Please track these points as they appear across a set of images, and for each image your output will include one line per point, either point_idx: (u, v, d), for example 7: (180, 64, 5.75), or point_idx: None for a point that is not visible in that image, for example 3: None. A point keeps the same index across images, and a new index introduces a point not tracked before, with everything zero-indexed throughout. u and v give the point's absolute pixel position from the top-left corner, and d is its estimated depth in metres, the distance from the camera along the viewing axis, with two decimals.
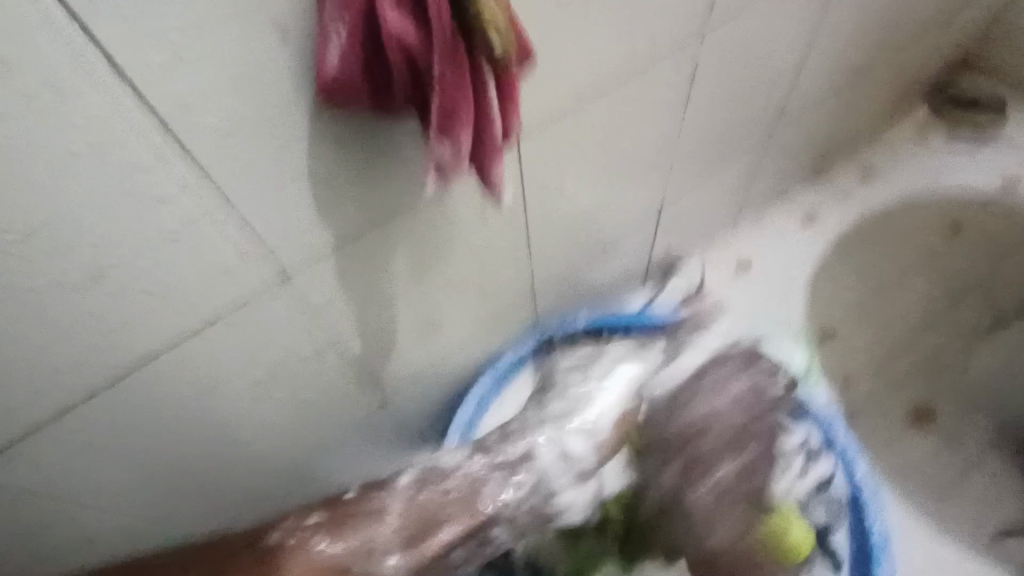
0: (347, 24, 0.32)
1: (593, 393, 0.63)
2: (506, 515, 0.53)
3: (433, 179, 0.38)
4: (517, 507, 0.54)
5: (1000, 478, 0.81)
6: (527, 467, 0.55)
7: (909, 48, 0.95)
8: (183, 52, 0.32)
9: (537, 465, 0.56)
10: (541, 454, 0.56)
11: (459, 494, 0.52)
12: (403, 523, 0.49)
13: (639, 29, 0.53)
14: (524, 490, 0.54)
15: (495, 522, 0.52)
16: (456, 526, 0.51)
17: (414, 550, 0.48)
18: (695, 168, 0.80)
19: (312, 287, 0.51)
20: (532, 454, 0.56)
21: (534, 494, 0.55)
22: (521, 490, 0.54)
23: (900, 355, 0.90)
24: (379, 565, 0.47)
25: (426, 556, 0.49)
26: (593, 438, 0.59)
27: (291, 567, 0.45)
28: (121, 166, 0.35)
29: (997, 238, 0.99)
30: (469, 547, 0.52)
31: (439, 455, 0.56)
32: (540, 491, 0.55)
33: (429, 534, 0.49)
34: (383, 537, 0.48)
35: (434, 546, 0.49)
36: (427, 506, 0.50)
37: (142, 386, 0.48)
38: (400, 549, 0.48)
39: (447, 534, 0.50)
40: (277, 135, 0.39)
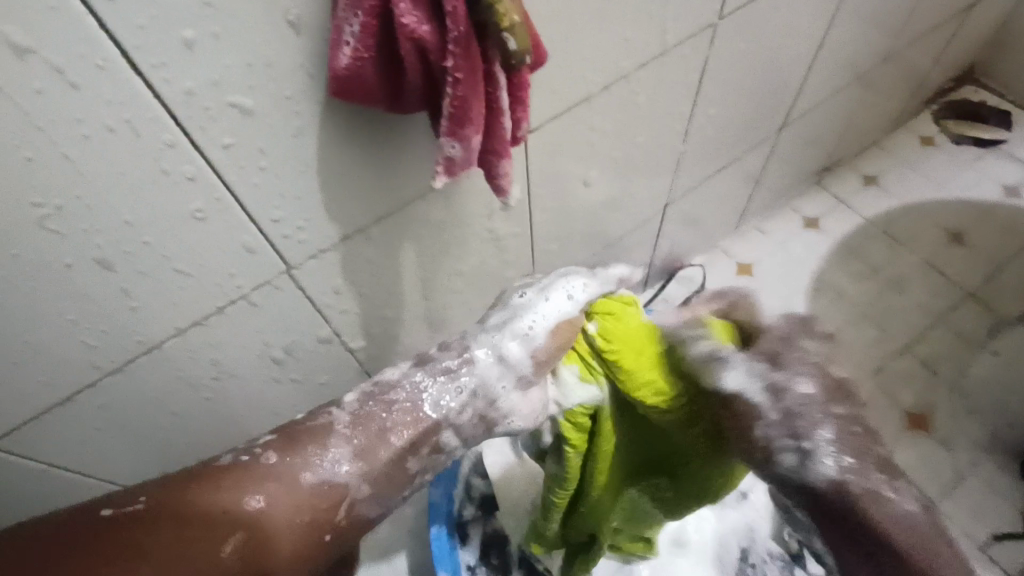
0: (362, 19, 0.32)
1: (533, 298, 0.49)
2: (453, 419, 0.44)
3: (441, 176, 0.38)
4: (464, 409, 0.44)
5: (994, 487, 0.81)
6: (468, 370, 0.45)
7: (918, 55, 0.95)
8: (197, 44, 0.32)
9: (477, 368, 0.45)
10: (478, 362, 0.45)
11: (407, 411, 0.43)
12: (357, 436, 0.41)
13: (651, 31, 0.53)
14: (465, 392, 0.44)
15: (441, 427, 0.43)
16: (402, 434, 0.42)
17: (365, 455, 0.40)
18: (701, 170, 0.81)
19: (318, 280, 0.51)
20: (469, 360, 0.45)
21: (476, 398, 0.45)
22: (461, 394, 0.44)
23: (899, 361, 0.91)
24: (327, 476, 0.39)
25: (381, 462, 0.41)
26: (533, 344, 0.47)
27: (242, 487, 0.37)
28: (133, 156, 0.35)
29: (999, 247, 0.99)
30: (421, 457, 0.43)
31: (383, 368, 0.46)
32: (483, 396, 0.45)
33: (380, 448, 0.41)
34: (332, 456, 0.40)
35: (384, 455, 0.41)
36: (374, 424, 0.42)
37: (146, 374, 0.48)
38: (346, 452, 0.40)
39: (393, 442, 0.41)
40: (289, 128, 0.39)
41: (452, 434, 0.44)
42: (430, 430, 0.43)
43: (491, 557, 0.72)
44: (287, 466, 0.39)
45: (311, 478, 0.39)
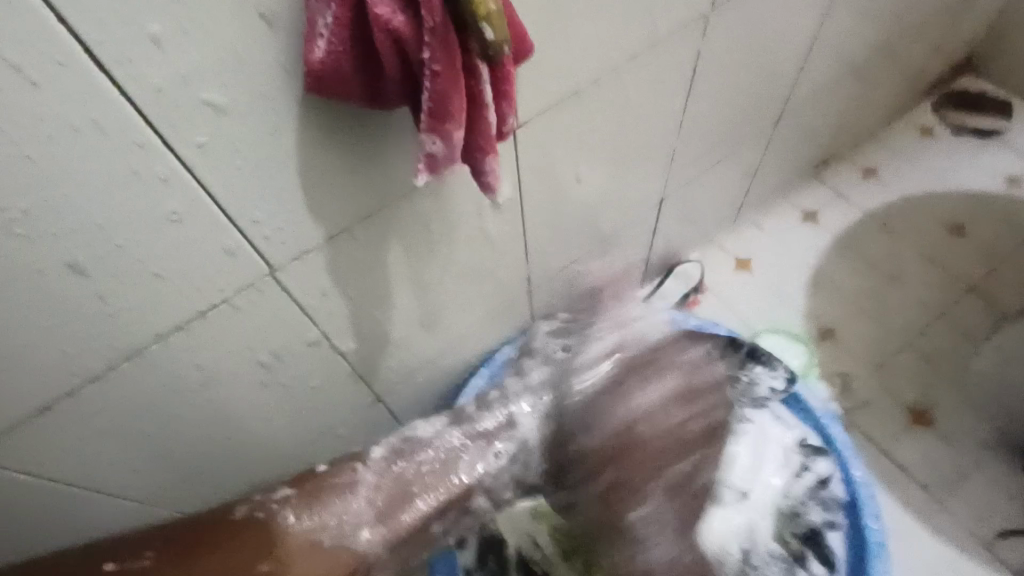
0: (336, 11, 0.31)
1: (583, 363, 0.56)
2: (487, 483, 0.49)
3: (423, 174, 0.36)
4: (499, 475, 0.50)
5: (998, 482, 0.80)
6: (506, 436, 0.51)
7: (915, 44, 0.94)
8: (164, 39, 0.31)
9: (517, 432, 0.52)
10: (521, 423, 0.52)
11: (430, 472, 0.48)
12: (375, 499, 0.46)
13: (641, 22, 0.52)
14: (501, 461, 0.50)
15: (475, 494, 0.49)
16: (438, 495, 0.48)
17: (389, 517, 0.46)
18: (696, 165, 0.79)
19: (303, 282, 0.50)
20: (511, 422, 0.52)
21: (514, 463, 0.50)
22: (497, 459, 0.50)
23: (901, 356, 0.89)
24: (353, 538, 0.45)
25: (403, 526, 0.46)
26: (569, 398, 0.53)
27: (270, 540, 0.43)
28: (104, 157, 0.34)
29: (1000, 239, 0.98)
30: (446, 521, 0.48)
31: (413, 425, 0.52)
32: (521, 459, 0.51)
33: (401, 509, 0.47)
34: (359, 519, 0.46)
35: (409, 519, 0.47)
36: (399, 518, 0.46)
37: (129, 380, 0.47)
38: (370, 518, 0.46)
39: (425, 504, 0.47)
40: (265, 126, 0.38)
41: (489, 494, 0.50)
42: (465, 495, 0.48)
43: (487, 561, 0.72)
44: (311, 523, 0.45)
45: (359, 539, 0.45)
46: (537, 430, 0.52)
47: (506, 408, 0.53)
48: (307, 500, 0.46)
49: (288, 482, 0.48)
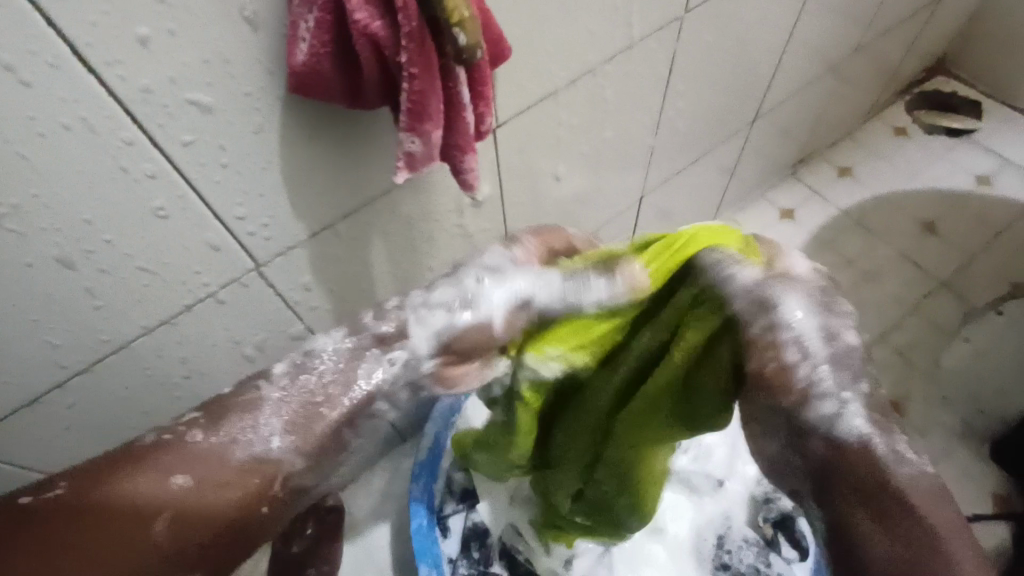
0: (317, 15, 0.32)
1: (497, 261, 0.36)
2: (388, 391, 0.34)
3: (402, 172, 0.38)
4: (398, 385, 0.34)
5: (964, 470, 0.83)
6: (405, 341, 0.34)
7: (888, 46, 0.97)
8: (151, 41, 0.32)
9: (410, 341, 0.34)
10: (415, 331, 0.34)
11: (332, 381, 0.33)
12: (287, 411, 0.32)
13: (617, 25, 0.54)
14: (397, 365, 0.34)
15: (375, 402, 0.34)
16: (338, 406, 0.33)
17: (303, 429, 0.32)
18: (674, 163, 0.81)
19: (287, 277, 0.51)
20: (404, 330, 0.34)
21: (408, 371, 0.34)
22: (397, 370, 0.34)
23: (873, 349, 0.92)
24: (260, 448, 0.31)
25: (317, 436, 0.32)
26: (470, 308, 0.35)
27: (161, 472, 0.30)
28: (90, 154, 0.35)
29: (970, 236, 1.01)
30: (359, 433, 0.34)
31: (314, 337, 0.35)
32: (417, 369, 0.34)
33: (315, 425, 0.33)
34: (263, 430, 0.32)
35: (315, 428, 0.32)
36: (300, 396, 0.33)
37: (116, 373, 0.48)
38: (279, 422, 0.32)
39: (330, 417, 0.33)
40: (250, 126, 0.39)
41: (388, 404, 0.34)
42: (362, 407, 0.33)
43: (471, 550, 0.70)
44: (211, 445, 0.31)
45: (239, 453, 0.31)
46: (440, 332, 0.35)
47: (404, 311, 0.35)
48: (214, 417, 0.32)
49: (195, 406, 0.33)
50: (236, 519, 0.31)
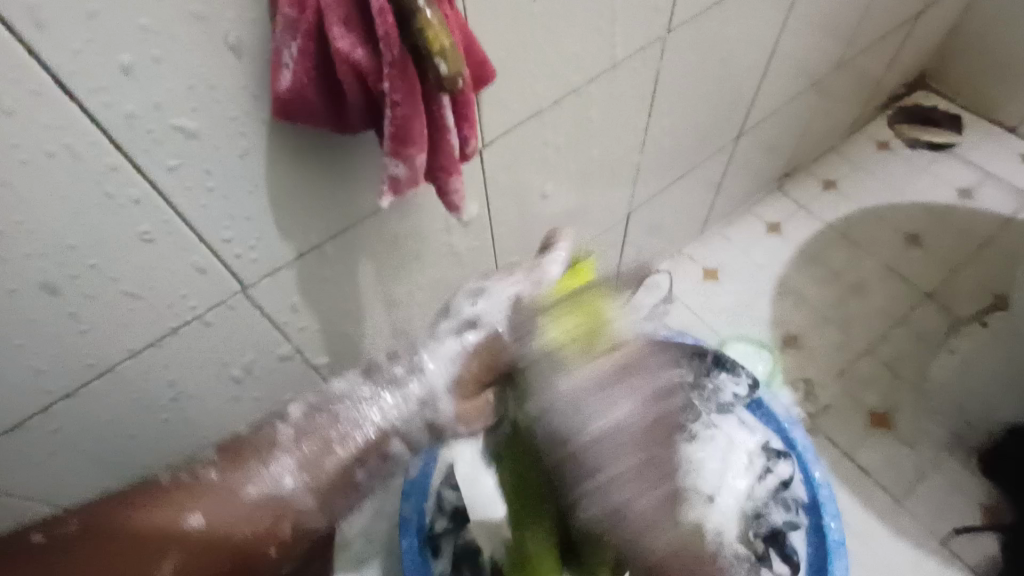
0: (299, 44, 0.33)
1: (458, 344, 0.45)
2: (399, 427, 0.40)
3: (388, 194, 0.38)
4: (407, 419, 0.40)
5: (954, 481, 0.83)
6: (417, 381, 0.41)
7: (869, 63, 0.99)
8: (135, 69, 0.32)
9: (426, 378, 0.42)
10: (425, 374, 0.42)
11: (342, 420, 0.38)
12: (305, 446, 0.37)
13: (600, 47, 0.55)
14: (412, 404, 0.40)
15: (387, 439, 0.39)
16: (350, 443, 0.38)
17: (314, 466, 0.36)
18: (661, 180, 0.82)
19: (274, 298, 0.51)
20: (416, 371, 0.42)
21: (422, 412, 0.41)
22: (407, 402, 0.40)
23: (861, 361, 0.93)
24: (268, 484, 0.35)
25: (327, 471, 0.37)
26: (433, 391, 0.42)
27: (173, 510, 0.33)
28: (74, 180, 0.35)
29: (954, 248, 1.02)
30: (371, 467, 0.38)
31: (331, 380, 0.41)
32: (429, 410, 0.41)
33: (327, 458, 0.37)
34: (280, 468, 0.35)
35: (327, 462, 0.37)
36: (320, 431, 0.37)
37: (101, 397, 0.48)
38: (293, 461, 0.36)
39: (341, 452, 0.37)
40: (235, 150, 0.39)
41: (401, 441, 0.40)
42: (377, 441, 0.39)
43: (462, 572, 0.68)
44: (230, 481, 0.35)
45: (256, 491, 0.35)
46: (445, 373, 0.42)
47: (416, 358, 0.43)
48: (233, 458, 0.36)
49: (212, 447, 0.37)
50: (244, 552, 0.34)
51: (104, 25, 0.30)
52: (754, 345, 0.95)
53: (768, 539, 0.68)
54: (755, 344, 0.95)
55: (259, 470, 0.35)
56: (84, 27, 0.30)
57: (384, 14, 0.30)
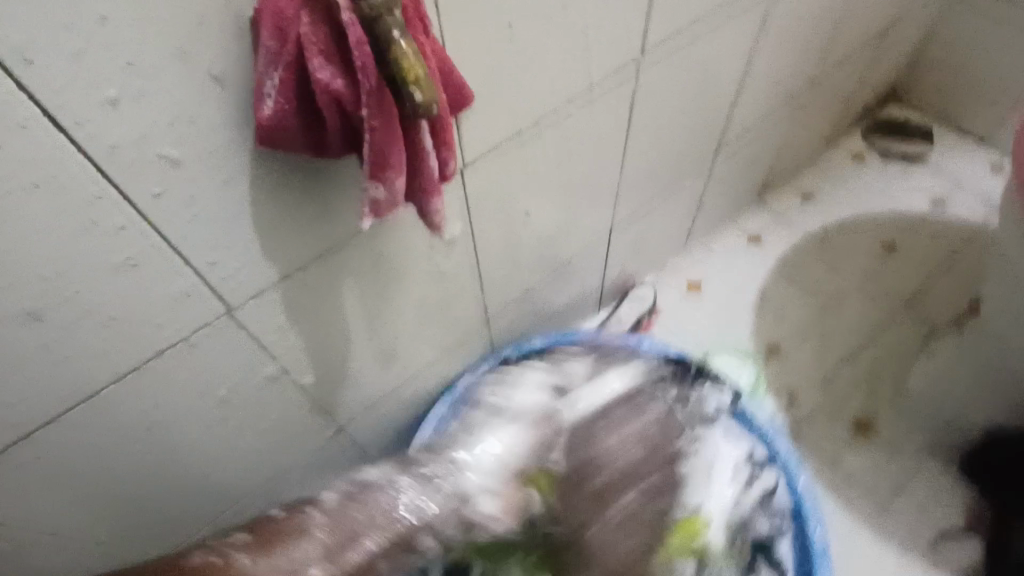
0: (280, 74, 0.34)
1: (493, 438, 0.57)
2: (427, 521, 0.48)
3: (368, 217, 0.39)
4: (441, 512, 0.49)
5: (937, 486, 0.85)
6: (447, 480, 0.51)
7: (841, 79, 1.02)
8: (120, 100, 0.33)
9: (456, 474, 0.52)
10: (462, 468, 0.53)
11: (378, 513, 0.47)
12: (328, 535, 0.44)
13: (576, 69, 0.56)
14: (440, 497, 0.50)
15: (416, 533, 0.47)
16: (372, 541, 0.45)
17: (334, 556, 0.43)
18: (642, 195, 0.84)
19: (259, 319, 0.52)
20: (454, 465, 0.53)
21: (451, 501, 0.50)
22: (439, 497, 0.49)
23: (843, 369, 0.95)
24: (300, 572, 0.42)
25: (349, 561, 0.43)
26: (462, 481, 0.51)
27: None
28: (59, 209, 0.36)
29: (929, 256, 1.05)
30: (392, 558, 0.46)
31: (365, 473, 0.53)
32: (456, 498, 0.50)
33: (348, 549, 0.44)
34: (308, 554, 0.43)
35: (352, 556, 0.43)
36: (349, 520, 0.46)
37: (86, 422, 0.48)
38: (315, 555, 0.42)
39: (361, 549, 0.44)
40: (219, 177, 0.40)
41: (431, 536, 0.48)
42: (406, 534, 0.47)
43: None
44: (257, 566, 0.41)
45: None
46: (481, 470, 0.53)
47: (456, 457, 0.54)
48: (261, 542, 0.43)
49: (244, 528, 0.45)
50: None
51: (89, 58, 0.31)
52: (738, 355, 0.96)
53: (755, 547, 0.70)
54: (739, 354, 0.96)
55: (284, 556, 0.42)
56: (70, 61, 0.31)
57: (361, 45, 0.32)
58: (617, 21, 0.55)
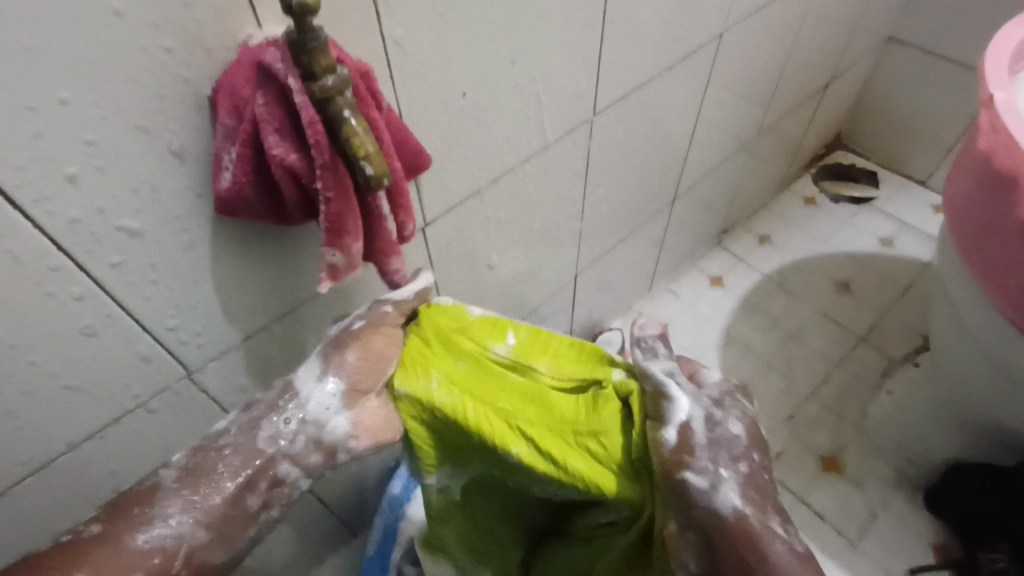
0: (238, 149, 0.36)
1: None
2: (288, 448, 0.40)
3: (327, 281, 0.40)
4: (297, 438, 0.41)
5: (904, 520, 0.86)
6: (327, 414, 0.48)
7: (789, 129, 1.08)
8: (79, 177, 0.34)
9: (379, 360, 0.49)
10: None
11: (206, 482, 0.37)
12: (194, 490, 0.37)
13: (532, 132, 0.59)
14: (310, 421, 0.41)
15: (275, 460, 0.40)
16: (234, 478, 0.38)
17: (205, 508, 0.37)
18: (604, 244, 0.87)
19: (221, 380, 0.52)
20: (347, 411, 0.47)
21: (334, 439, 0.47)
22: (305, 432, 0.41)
23: (807, 406, 0.97)
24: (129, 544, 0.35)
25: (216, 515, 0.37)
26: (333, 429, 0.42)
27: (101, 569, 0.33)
28: (16, 282, 0.36)
29: (882, 293, 1.09)
30: (262, 496, 0.39)
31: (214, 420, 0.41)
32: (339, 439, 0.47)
33: (216, 500, 0.37)
34: (167, 514, 0.36)
35: (217, 498, 0.37)
36: (209, 471, 0.38)
37: (35, 494, 0.47)
38: (184, 502, 0.36)
39: (228, 487, 0.38)
40: (179, 247, 0.41)
41: (291, 463, 0.40)
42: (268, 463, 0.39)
43: None
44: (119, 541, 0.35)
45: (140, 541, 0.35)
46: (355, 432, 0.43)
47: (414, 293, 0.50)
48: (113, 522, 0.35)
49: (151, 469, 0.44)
50: None
51: (49, 141, 0.32)
52: None
53: None
54: None
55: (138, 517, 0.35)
56: (30, 143, 0.32)
57: (314, 124, 0.34)
58: (567, 87, 0.59)
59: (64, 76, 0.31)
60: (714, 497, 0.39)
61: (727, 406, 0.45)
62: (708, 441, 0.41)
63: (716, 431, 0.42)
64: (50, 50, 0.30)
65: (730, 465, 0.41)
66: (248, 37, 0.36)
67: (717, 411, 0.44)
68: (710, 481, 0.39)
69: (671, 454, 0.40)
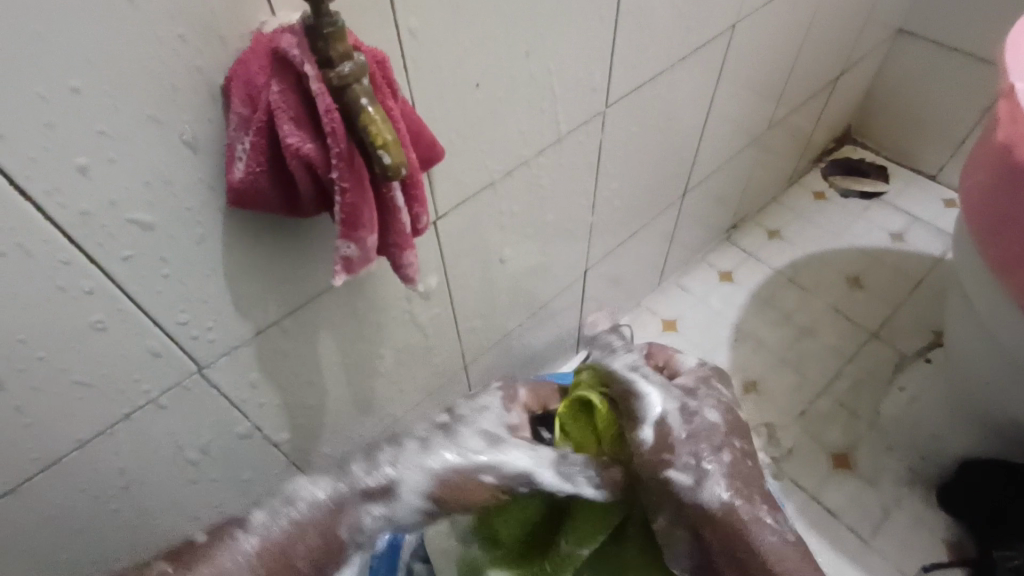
0: (252, 139, 0.35)
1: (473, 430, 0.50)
2: (361, 537, 0.40)
3: (341, 274, 0.40)
4: (372, 533, 0.40)
5: (918, 517, 0.85)
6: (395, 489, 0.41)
7: (799, 123, 1.07)
8: (91, 167, 0.34)
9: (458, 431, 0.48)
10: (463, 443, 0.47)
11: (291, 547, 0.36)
12: (266, 556, 0.35)
13: (545, 124, 0.59)
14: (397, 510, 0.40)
15: (347, 548, 0.39)
16: (314, 557, 0.37)
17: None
18: (614, 239, 0.86)
19: (232, 376, 0.51)
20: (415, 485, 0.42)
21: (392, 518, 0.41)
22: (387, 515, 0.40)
23: (819, 402, 0.96)
24: None
25: None
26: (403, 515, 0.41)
27: None
28: (27, 276, 0.35)
29: (893, 289, 1.08)
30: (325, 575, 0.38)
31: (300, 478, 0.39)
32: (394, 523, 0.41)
33: (285, 573, 0.35)
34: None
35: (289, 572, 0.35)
36: (286, 544, 0.36)
37: (46, 490, 0.46)
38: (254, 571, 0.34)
39: (301, 565, 0.36)
40: (191, 240, 0.40)
41: (356, 547, 0.40)
42: (337, 544, 0.38)
43: None
44: None
45: None
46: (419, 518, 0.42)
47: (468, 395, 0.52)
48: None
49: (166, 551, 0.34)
50: None
51: (60, 130, 0.32)
52: None
53: None
54: None
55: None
56: (41, 133, 0.31)
57: (331, 112, 0.33)
58: (582, 78, 0.58)
59: (75, 64, 0.30)
60: (700, 492, 0.42)
61: (701, 393, 0.49)
62: (686, 436, 0.44)
63: (691, 423, 0.46)
64: (63, 36, 0.29)
65: (709, 455, 0.43)
66: (262, 23, 0.35)
67: (691, 401, 0.47)
68: (694, 478, 0.42)
69: (651, 459, 0.44)
